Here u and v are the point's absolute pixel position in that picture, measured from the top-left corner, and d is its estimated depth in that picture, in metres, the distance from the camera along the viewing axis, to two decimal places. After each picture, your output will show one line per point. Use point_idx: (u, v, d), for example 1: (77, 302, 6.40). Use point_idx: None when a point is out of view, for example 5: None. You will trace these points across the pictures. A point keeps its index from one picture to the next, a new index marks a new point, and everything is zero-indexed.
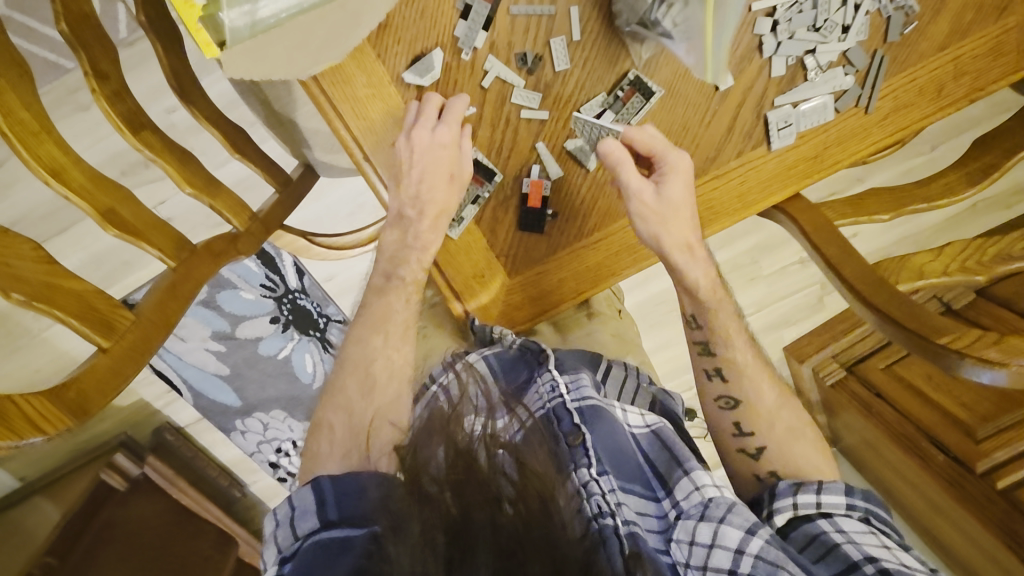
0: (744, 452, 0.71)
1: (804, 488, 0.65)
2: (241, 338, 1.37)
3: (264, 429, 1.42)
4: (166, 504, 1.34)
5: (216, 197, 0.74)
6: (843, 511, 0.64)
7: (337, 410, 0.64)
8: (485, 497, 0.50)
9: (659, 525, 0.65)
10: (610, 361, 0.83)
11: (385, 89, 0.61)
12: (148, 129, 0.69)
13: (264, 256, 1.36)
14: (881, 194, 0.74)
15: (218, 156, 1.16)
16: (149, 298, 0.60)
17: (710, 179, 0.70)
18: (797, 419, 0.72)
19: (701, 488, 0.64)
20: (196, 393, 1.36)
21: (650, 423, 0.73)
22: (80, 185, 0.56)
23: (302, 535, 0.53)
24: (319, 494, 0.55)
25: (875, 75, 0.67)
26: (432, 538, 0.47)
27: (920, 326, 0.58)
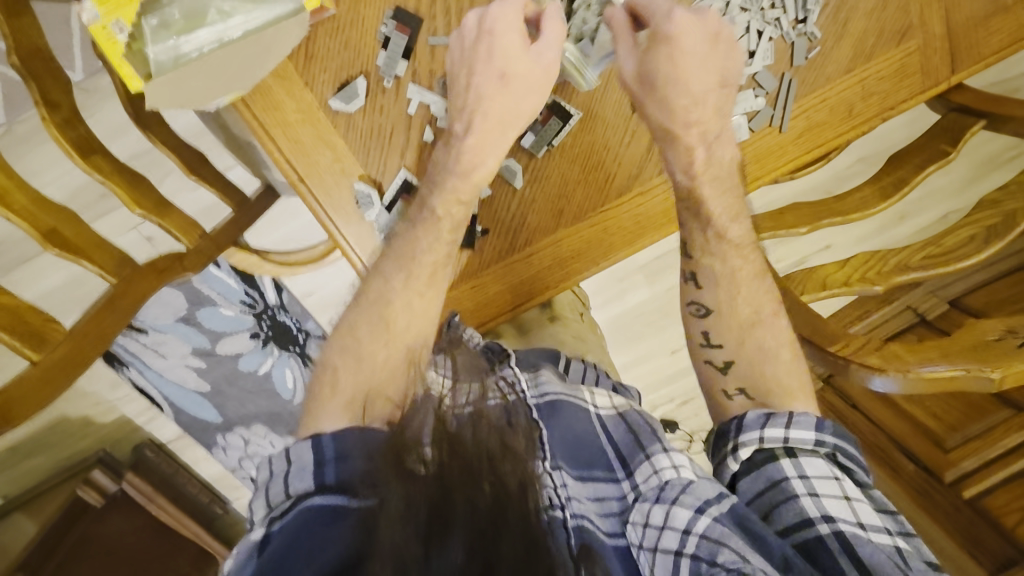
0: (711, 367, 0.69)
1: (772, 421, 0.63)
2: (221, 355, 1.36)
3: (245, 445, 1.45)
4: (144, 520, 1.35)
5: (166, 216, 0.79)
6: (809, 448, 0.62)
7: (338, 359, 0.62)
8: (466, 472, 0.47)
9: (619, 507, 0.65)
10: (568, 356, 0.83)
11: (314, 114, 0.65)
12: (99, 154, 0.73)
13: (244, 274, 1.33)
14: (801, 208, 0.77)
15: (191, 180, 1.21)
16: (87, 313, 0.64)
17: (632, 197, 0.76)
18: (771, 339, 0.67)
19: (659, 471, 0.64)
20: (178, 408, 1.38)
21: (617, 406, 0.75)
22: (23, 208, 0.60)
23: (295, 495, 0.51)
24: (319, 452, 0.53)
25: (785, 97, 0.71)
26: (414, 509, 0.45)
27: (811, 333, 0.62)
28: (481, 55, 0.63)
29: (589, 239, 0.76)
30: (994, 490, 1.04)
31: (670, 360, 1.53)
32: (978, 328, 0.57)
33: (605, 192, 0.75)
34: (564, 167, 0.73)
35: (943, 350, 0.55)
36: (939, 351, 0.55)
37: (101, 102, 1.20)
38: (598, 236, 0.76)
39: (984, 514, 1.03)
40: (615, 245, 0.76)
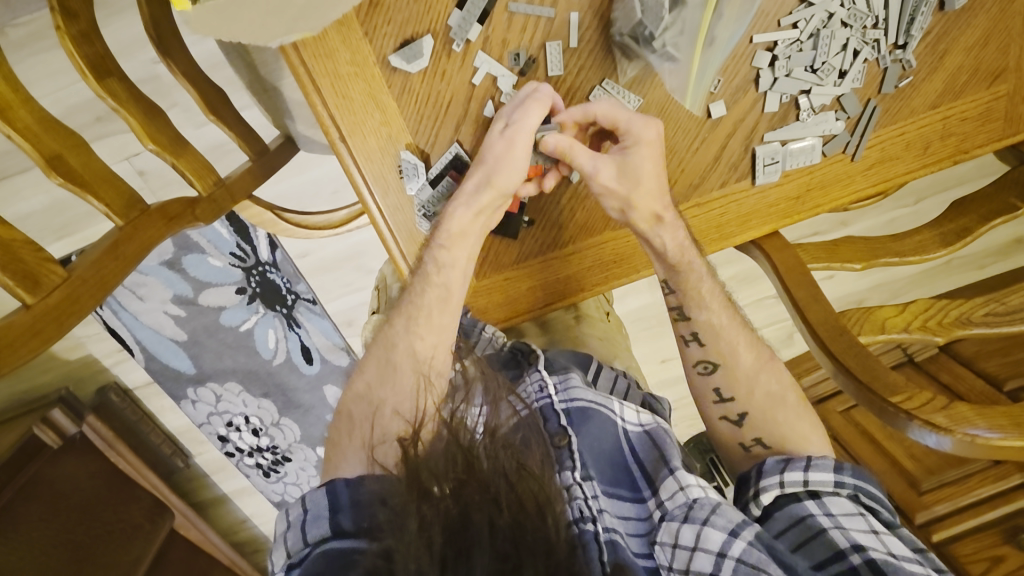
0: (727, 422, 0.70)
1: (791, 465, 0.63)
2: (203, 306, 1.29)
3: (216, 401, 1.38)
4: (101, 466, 1.26)
5: (181, 156, 0.71)
6: (830, 490, 0.62)
7: (359, 397, 0.64)
8: (487, 497, 0.50)
9: (642, 528, 0.65)
10: (600, 363, 0.79)
11: (369, 69, 0.58)
12: (115, 77, 0.65)
13: (237, 225, 1.24)
14: (856, 242, 0.74)
15: (198, 117, 1.13)
16: (89, 254, 0.57)
17: (692, 207, 0.70)
18: (776, 384, 0.70)
19: (685, 488, 0.63)
20: (150, 355, 1.30)
21: (644, 423, 0.71)
22: (26, 126, 0.53)
23: (313, 542, 0.53)
24: (333, 499, 0.55)
25: (865, 125, 0.67)
26: (430, 535, 0.47)
27: (874, 381, 0.59)
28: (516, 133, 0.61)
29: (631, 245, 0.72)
30: (961, 538, 1.03)
31: (661, 368, 1.52)
32: None
33: None
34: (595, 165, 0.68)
35: (1013, 417, 0.54)
36: (1008, 417, 0.54)
37: (109, 18, 1.10)
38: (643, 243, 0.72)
39: (950, 560, 1.01)
40: None
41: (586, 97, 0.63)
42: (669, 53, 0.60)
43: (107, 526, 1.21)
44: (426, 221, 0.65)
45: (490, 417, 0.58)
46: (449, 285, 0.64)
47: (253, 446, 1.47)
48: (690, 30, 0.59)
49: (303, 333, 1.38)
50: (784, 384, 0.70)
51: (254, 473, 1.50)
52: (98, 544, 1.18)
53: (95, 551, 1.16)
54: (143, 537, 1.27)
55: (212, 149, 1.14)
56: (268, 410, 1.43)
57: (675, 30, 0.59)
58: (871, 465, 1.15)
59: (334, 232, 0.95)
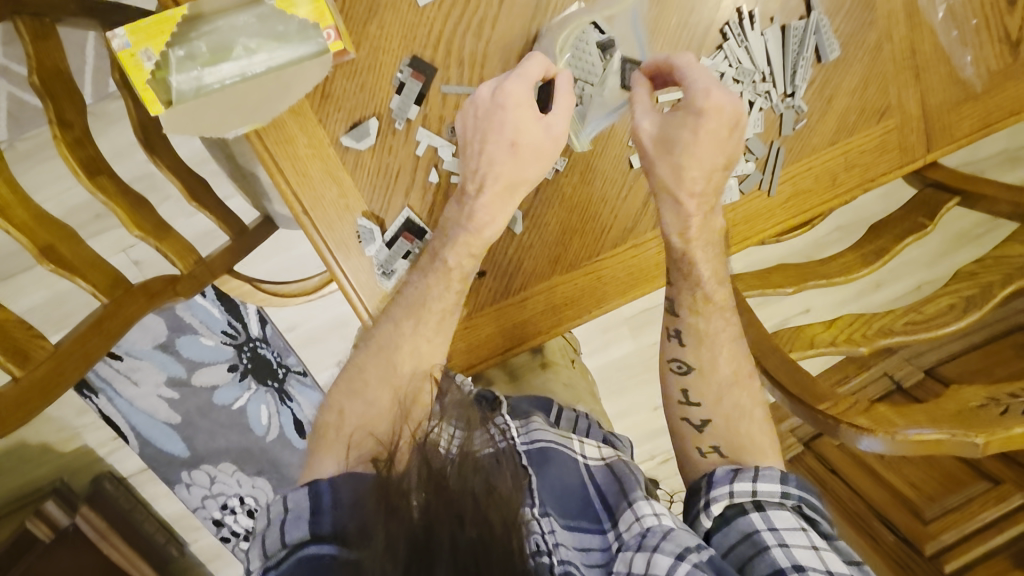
0: (687, 424, 0.70)
1: (740, 475, 0.64)
2: (196, 386, 1.32)
3: (210, 483, 1.38)
4: (93, 559, 1.26)
5: (164, 239, 0.78)
6: (776, 500, 0.63)
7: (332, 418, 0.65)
8: (452, 512, 0.50)
9: (602, 559, 0.65)
10: (561, 406, 0.86)
11: (324, 150, 0.67)
12: (105, 174, 0.74)
13: (228, 304, 1.31)
14: (787, 269, 0.80)
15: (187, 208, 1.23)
16: (72, 331, 0.62)
17: (629, 248, 0.77)
18: (747, 398, 0.69)
19: (640, 518, 0.64)
20: (145, 440, 1.32)
21: (605, 457, 0.76)
22: (22, 222, 0.61)
23: (291, 543, 0.54)
24: (314, 501, 0.56)
25: (774, 163, 0.75)
26: (394, 547, 0.48)
27: (800, 390, 0.65)
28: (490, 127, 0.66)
29: (583, 287, 0.77)
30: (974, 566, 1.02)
31: (652, 416, 1.54)
32: (962, 396, 0.61)
33: (602, 242, 0.76)
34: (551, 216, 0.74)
35: (930, 414, 0.58)
36: (927, 415, 0.58)
37: (106, 126, 1.22)
38: (594, 283, 0.77)
39: None
40: (610, 294, 0.79)
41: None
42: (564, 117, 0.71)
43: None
44: (385, 278, 0.71)
45: (463, 439, 0.58)
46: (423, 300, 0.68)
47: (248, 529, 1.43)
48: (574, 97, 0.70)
49: (296, 407, 1.40)
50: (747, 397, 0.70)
51: None
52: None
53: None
54: None
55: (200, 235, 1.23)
56: (263, 488, 1.40)
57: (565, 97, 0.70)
58: (874, 499, 1.16)
59: (307, 298, 1.02)
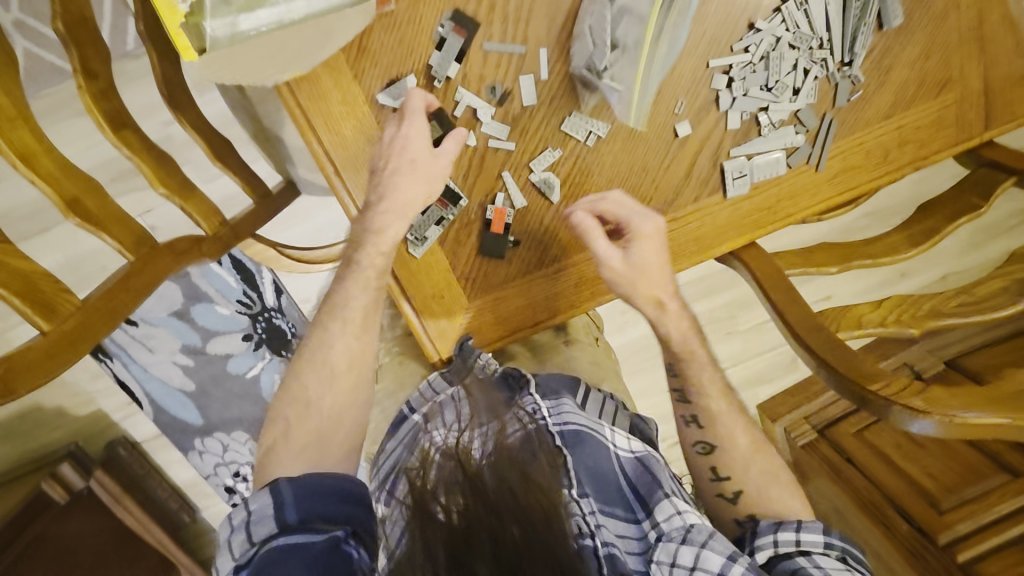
0: (722, 497, 0.76)
1: (782, 526, 0.70)
2: (211, 355, 1.30)
3: (223, 451, 1.36)
4: (107, 523, 1.25)
5: (189, 199, 0.77)
6: (820, 549, 0.68)
7: (293, 400, 0.67)
8: (491, 513, 0.55)
9: (639, 547, 0.68)
10: (588, 386, 0.79)
11: (359, 108, 0.64)
12: (129, 129, 0.72)
13: (243, 272, 1.30)
14: (831, 248, 0.77)
15: (209, 171, 1.21)
16: (101, 287, 0.60)
17: (668, 221, 0.74)
18: (769, 463, 0.76)
19: (682, 513, 0.67)
20: (158, 407, 1.30)
21: (635, 449, 0.74)
22: (48, 172, 0.59)
23: (258, 542, 0.54)
24: (277, 496, 0.57)
25: (824, 136, 0.71)
26: (435, 554, 0.52)
27: (851, 371, 0.61)
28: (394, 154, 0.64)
29: None
30: (988, 556, 0.99)
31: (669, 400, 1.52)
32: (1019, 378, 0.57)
33: None
34: (590, 185, 0.71)
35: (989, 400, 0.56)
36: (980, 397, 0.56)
37: (126, 85, 1.19)
38: None
39: None
40: None
41: (559, 127, 0.68)
42: (617, 84, 0.66)
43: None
44: (420, 246, 0.70)
45: (496, 437, 0.63)
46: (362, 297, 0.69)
47: None
48: (631, 60, 0.64)
49: None
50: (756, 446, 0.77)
51: None
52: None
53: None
54: None
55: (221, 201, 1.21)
56: None
57: (618, 61, 0.65)
58: (890, 489, 1.14)
59: None
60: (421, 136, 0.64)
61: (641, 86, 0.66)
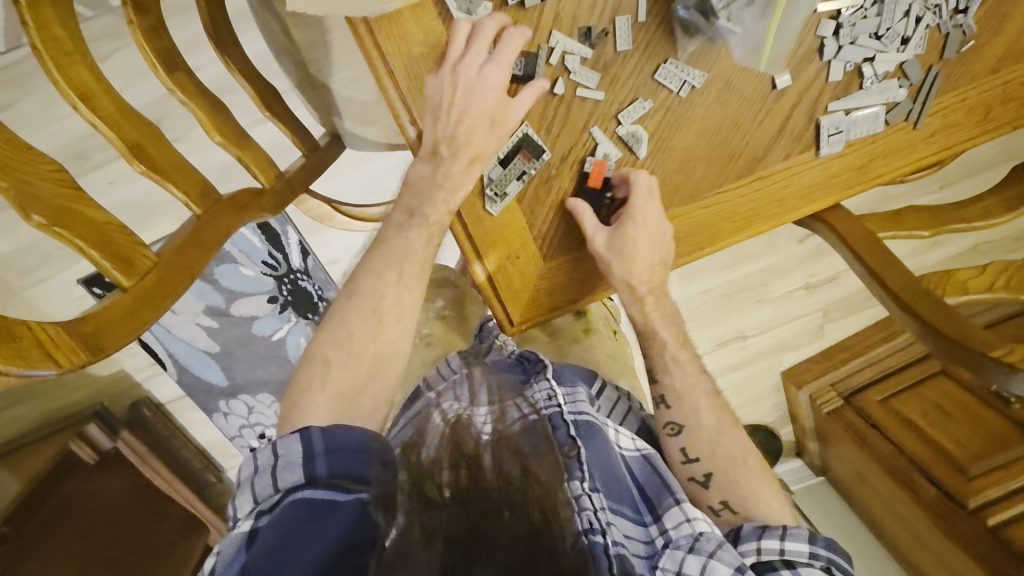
0: (694, 482, 0.73)
1: (768, 533, 0.67)
2: (235, 316, 1.27)
3: (248, 413, 1.36)
4: (134, 480, 1.25)
5: (244, 149, 0.71)
6: (806, 560, 0.65)
7: (334, 343, 0.65)
8: (488, 508, 0.54)
9: (646, 551, 0.66)
10: (604, 381, 0.83)
11: (440, 49, 0.60)
12: (182, 71, 0.66)
13: (269, 233, 1.25)
14: (921, 211, 0.74)
15: (253, 116, 1.08)
16: (172, 241, 0.57)
17: (754, 180, 0.70)
18: (738, 448, 0.73)
19: (692, 520, 0.65)
20: (182, 368, 1.28)
21: (639, 447, 0.74)
22: (109, 115, 0.54)
23: (284, 488, 0.53)
24: (308, 445, 0.55)
25: (928, 91, 0.67)
26: (434, 543, 0.52)
27: (966, 337, 0.60)
28: (465, 94, 0.60)
29: (698, 222, 0.70)
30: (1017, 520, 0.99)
31: None
32: None
33: (725, 171, 0.69)
34: (677, 140, 0.67)
35: None
36: None
37: None
38: (709, 220, 0.70)
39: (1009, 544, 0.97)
40: (724, 232, 0.71)
41: (651, 77, 0.64)
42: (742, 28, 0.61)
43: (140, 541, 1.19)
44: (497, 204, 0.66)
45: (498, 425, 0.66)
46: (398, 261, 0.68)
47: None
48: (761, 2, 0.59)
49: None
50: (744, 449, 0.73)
51: None
52: (133, 560, 1.16)
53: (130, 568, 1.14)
54: (179, 555, 1.24)
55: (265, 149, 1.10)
56: None
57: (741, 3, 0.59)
58: (914, 453, 1.13)
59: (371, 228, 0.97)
60: (499, 78, 0.60)
61: (779, 27, 0.60)
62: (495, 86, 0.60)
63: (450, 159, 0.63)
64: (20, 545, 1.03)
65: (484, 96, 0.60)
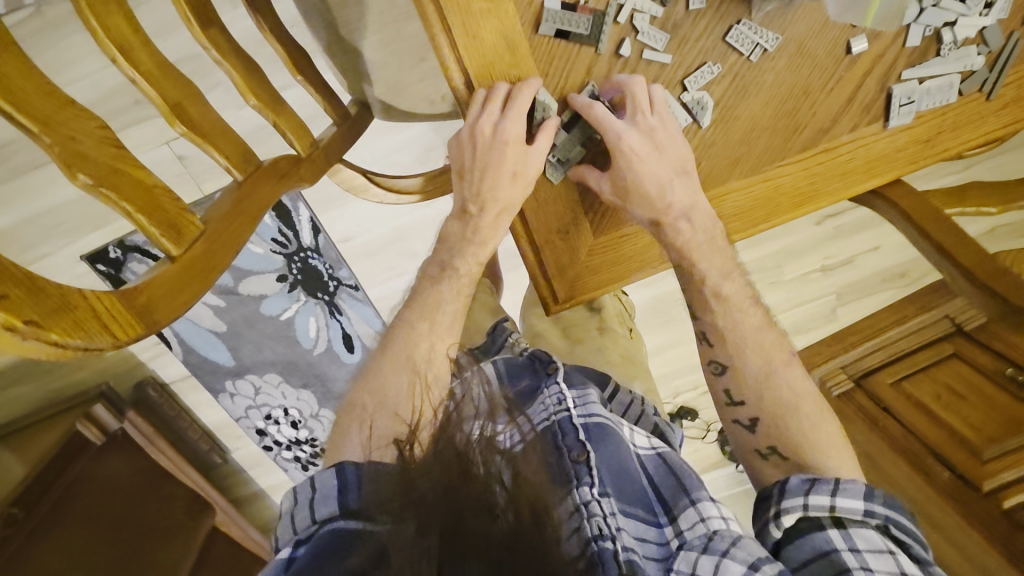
0: (738, 425, 0.65)
1: (817, 487, 0.57)
2: (243, 296, 1.23)
3: (255, 394, 1.33)
4: (141, 462, 1.21)
5: (279, 113, 0.66)
6: (857, 519, 0.56)
7: (371, 390, 0.62)
8: (477, 497, 0.47)
9: (659, 553, 0.58)
10: (617, 385, 0.80)
11: (503, 5, 0.56)
12: (216, 27, 0.62)
13: (278, 208, 1.19)
14: (984, 188, 0.72)
15: (283, 78, 1.01)
16: (218, 209, 0.53)
17: (817, 153, 0.67)
18: (792, 394, 0.63)
19: (706, 519, 0.58)
20: (188, 348, 1.24)
21: (655, 447, 0.69)
22: (148, 70, 0.50)
23: (320, 520, 0.52)
24: (342, 478, 0.54)
25: (1005, 60, 0.64)
26: (425, 539, 0.44)
27: None
28: (489, 158, 0.60)
29: (757, 196, 0.67)
30: None
31: None
32: None
33: (788, 143, 0.66)
34: (745, 108, 0.64)
35: None
36: None
37: None
38: (767, 195, 0.67)
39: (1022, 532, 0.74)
40: (779, 210, 0.68)
41: (722, 39, 0.61)
42: None
43: (151, 523, 1.16)
44: (558, 170, 0.63)
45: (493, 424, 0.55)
46: (439, 301, 0.66)
47: (292, 439, 1.40)
48: None
49: (344, 321, 1.33)
50: (801, 396, 0.63)
51: (292, 467, 1.44)
52: (144, 543, 1.13)
53: (142, 551, 1.11)
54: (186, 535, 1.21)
55: (252, 132, 1.09)
56: (307, 401, 1.37)
57: None
58: (926, 436, 0.87)
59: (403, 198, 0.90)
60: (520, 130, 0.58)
61: None
62: (517, 141, 0.59)
63: (478, 216, 0.64)
64: (30, 527, 1.00)
65: (509, 153, 0.60)
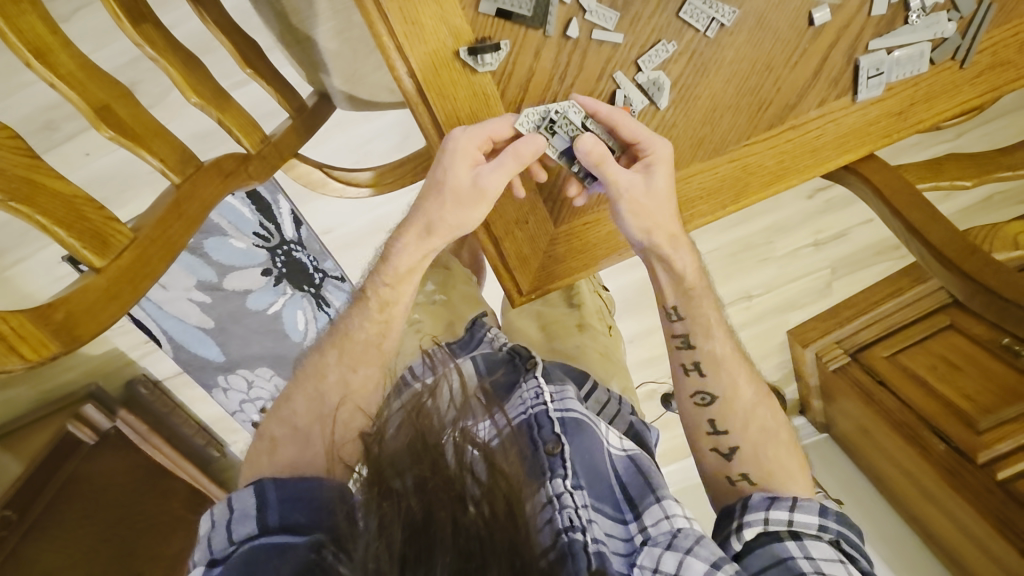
0: (715, 454, 0.62)
1: (776, 503, 0.56)
2: (228, 291, 1.20)
3: (248, 387, 1.30)
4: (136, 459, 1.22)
5: (225, 110, 0.64)
6: (812, 532, 0.55)
7: (283, 421, 0.59)
8: (450, 491, 0.47)
9: (624, 549, 0.57)
10: (594, 382, 0.79)
11: None
12: (150, 23, 0.59)
13: (258, 202, 1.17)
14: (961, 159, 0.70)
15: (235, 75, 0.99)
16: (150, 216, 0.52)
17: (785, 130, 0.64)
18: (772, 419, 0.62)
19: (670, 517, 0.57)
20: (177, 345, 1.22)
21: (627, 447, 0.66)
22: (69, 73, 0.48)
23: (238, 540, 0.49)
24: (262, 497, 0.51)
25: (979, 25, 0.61)
26: (390, 533, 0.44)
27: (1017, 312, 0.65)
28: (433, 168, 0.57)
29: (724, 177, 0.64)
30: None
31: None
32: None
33: (755, 120, 0.63)
34: (714, 88, 0.61)
35: None
36: None
37: None
38: (734, 174, 0.64)
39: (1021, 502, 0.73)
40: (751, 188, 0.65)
41: (676, 15, 0.59)
42: None
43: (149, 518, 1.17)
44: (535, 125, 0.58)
45: (466, 422, 0.55)
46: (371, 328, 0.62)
47: None
48: None
49: (332, 313, 1.30)
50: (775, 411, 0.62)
51: None
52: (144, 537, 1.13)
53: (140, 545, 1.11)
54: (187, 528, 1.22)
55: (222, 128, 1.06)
56: None
57: None
58: (919, 406, 0.87)
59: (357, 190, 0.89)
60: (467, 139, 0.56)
61: None
62: (458, 152, 0.56)
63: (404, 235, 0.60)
64: (24, 529, 0.99)
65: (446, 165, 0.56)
